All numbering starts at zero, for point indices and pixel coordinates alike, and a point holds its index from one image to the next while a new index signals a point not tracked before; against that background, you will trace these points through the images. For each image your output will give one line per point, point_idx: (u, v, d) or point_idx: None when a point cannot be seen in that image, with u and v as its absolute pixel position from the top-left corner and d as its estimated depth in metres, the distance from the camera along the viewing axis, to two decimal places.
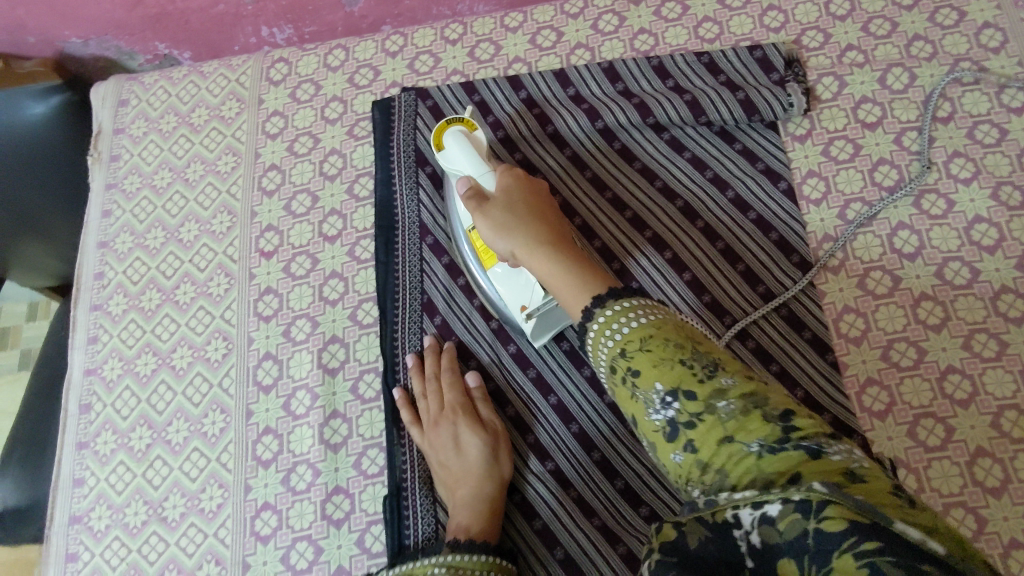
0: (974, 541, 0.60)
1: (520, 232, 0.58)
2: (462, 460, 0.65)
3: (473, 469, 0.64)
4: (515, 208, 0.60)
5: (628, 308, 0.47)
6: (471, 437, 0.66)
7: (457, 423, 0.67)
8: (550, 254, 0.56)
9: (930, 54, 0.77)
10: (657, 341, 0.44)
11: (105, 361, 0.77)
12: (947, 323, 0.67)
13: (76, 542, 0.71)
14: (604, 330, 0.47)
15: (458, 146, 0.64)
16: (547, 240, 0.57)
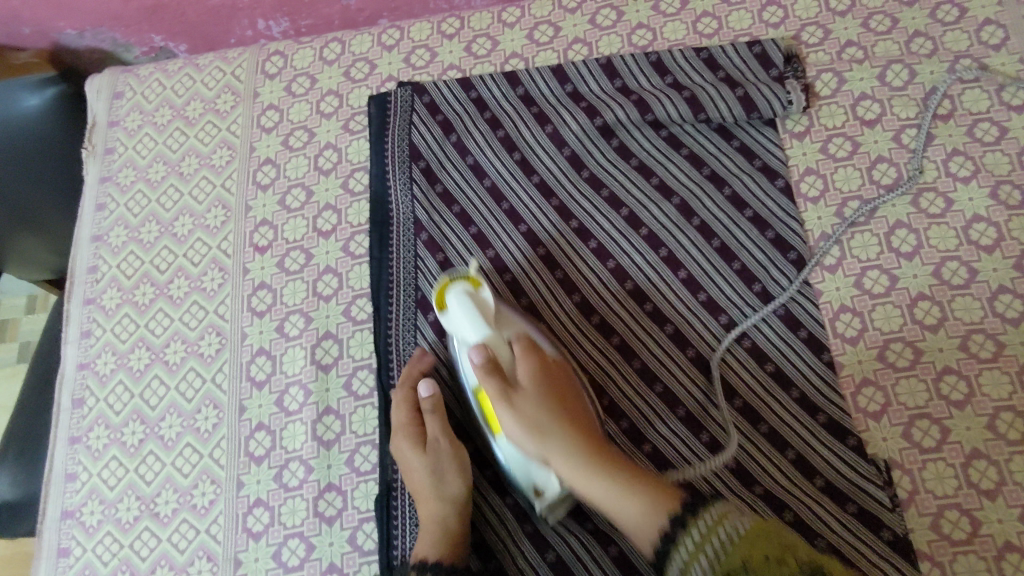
0: (968, 544, 0.60)
1: (553, 440, 0.57)
2: (414, 482, 0.64)
3: (422, 490, 0.63)
4: (545, 403, 0.59)
5: (709, 529, 0.50)
6: (417, 461, 0.64)
7: (404, 447, 0.65)
8: (601, 465, 0.56)
9: (930, 51, 0.76)
10: (757, 554, 0.47)
11: (98, 355, 0.77)
12: (943, 323, 0.66)
13: (68, 536, 0.71)
14: (694, 551, 0.50)
15: (464, 315, 0.61)
16: (591, 447, 0.57)
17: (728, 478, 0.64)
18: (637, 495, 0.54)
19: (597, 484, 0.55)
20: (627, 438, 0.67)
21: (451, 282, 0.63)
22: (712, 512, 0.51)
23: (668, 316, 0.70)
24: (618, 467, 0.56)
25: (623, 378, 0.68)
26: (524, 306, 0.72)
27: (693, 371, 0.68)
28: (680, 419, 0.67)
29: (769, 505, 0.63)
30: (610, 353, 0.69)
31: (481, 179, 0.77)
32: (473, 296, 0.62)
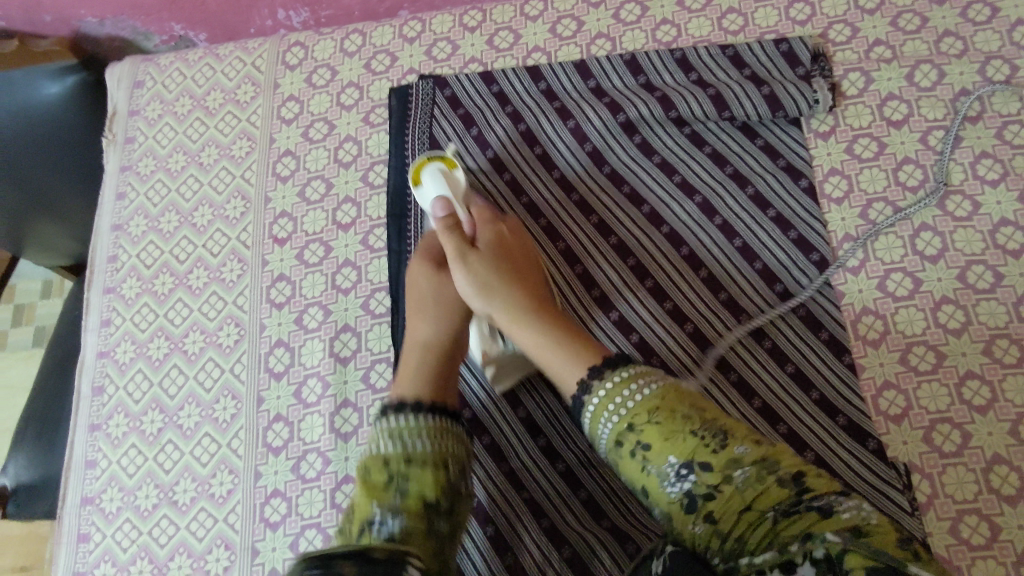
0: (987, 549, 0.60)
1: (500, 295, 0.60)
2: (417, 302, 0.64)
3: (420, 306, 0.64)
4: (498, 272, 0.61)
5: (625, 382, 0.50)
6: (426, 282, 0.65)
7: (418, 270, 0.66)
8: (540, 330, 0.58)
9: (960, 51, 0.75)
10: (665, 413, 0.47)
11: (118, 343, 0.78)
12: (967, 327, 0.66)
13: (88, 522, 0.71)
14: (608, 406, 0.49)
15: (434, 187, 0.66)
16: (532, 316, 0.59)
17: None
18: (570, 356, 0.55)
19: (532, 333, 0.58)
20: None
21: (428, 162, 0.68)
22: (633, 368, 0.51)
23: (688, 314, 0.69)
24: (559, 325, 0.58)
25: None
26: None
27: (712, 372, 0.67)
28: None
29: None
30: (628, 350, 0.69)
31: (487, 156, 0.77)
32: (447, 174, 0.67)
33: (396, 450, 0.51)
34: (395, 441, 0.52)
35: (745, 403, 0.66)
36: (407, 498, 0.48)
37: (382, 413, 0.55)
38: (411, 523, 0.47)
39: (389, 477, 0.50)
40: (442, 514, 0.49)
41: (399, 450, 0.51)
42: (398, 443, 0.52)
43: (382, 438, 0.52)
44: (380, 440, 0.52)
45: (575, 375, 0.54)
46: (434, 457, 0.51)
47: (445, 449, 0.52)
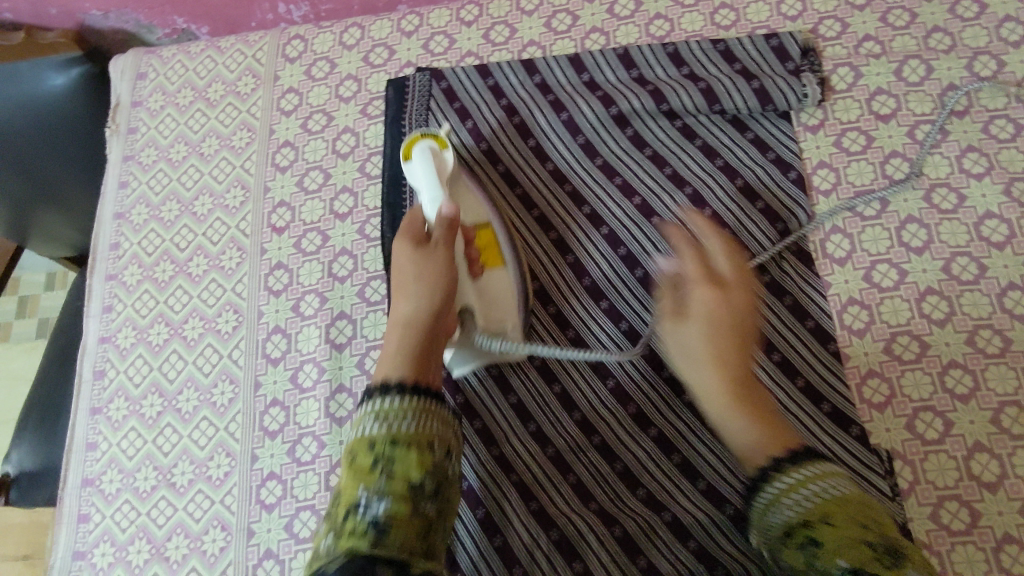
0: (966, 534, 0.61)
1: (712, 365, 0.60)
2: (401, 281, 0.63)
3: (406, 280, 0.63)
4: (714, 343, 0.60)
5: (810, 475, 0.53)
6: (409, 260, 0.64)
7: (402, 248, 0.65)
8: (742, 411, 0.58)
9: (949, 46, 0.76)
10: (839, 516, 0.50)
11: (119, 329, 0.79)
12: (951, 318, 0.67)
13: (88, 503, 0.73)
14: (790, 488, 0.52)
15: (423, 168, 0.71)
16: (744, 386, 0.60)
17: (729, 459, 0.65)
18: (754, 436, 0.57)
19: (728, 414, 0.59)
20: (632, 422, 0.68)
21: (419, 139, 0.73)
22: (813, 464, 0.53)
23: None
24: (756, 407, 0.59)
25: (631, 364, 0.69)
26: None
27: None
28: (686, 406, 0.67)
29: None
30: (618, 339, 0.70)
31: (514, 190, 0.76)
32: (436, 154, 0.72)
33: (383, 435, 0.52)
34: (383, 425, 0.52)
35: None
36: (395, 479, 0.50)
37: (368, 394, 0.56)
38: (399, 505, 0.48)
39: (378, 460, 0.51)
40: (429, 495, 0.51)
41: (388, 433, 0.52)
42: (386, 426, 0.52)
43: (370, 419, 0.53)
44: (369, 421, 0.53)
45: (762, 453, 0.56)
46: (421, 439, 0.52)
47: (432, 432, 0.53)
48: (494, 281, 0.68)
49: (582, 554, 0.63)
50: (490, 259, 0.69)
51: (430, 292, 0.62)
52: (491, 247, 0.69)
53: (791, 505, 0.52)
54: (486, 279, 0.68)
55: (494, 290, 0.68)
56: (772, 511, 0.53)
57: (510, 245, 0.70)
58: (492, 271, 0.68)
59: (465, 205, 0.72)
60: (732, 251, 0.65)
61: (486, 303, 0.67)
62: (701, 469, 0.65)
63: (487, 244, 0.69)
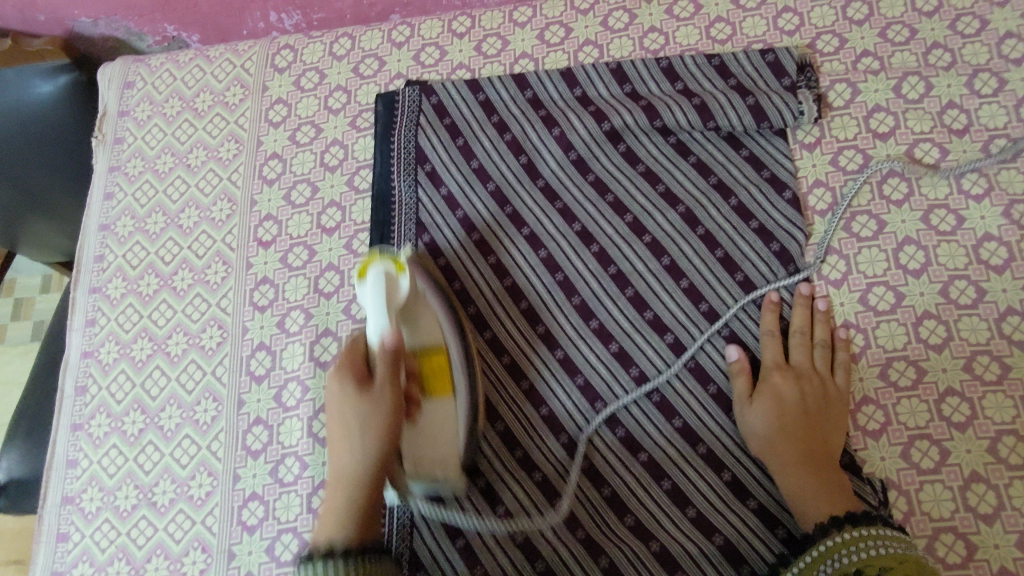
0: (962, 568, 0.60)
1: (777, 434, 0.62)
2: (342, 427, 0.58)
3: (348, 434, 0.57)
4: (780, 412, 0.63)
5: (870, 534, 0.55)
6: (352, 411, 0.57)
7: (342, 388, 0.58)
8: (805, 478, 0.60)
9: (949, 63, 0.74)
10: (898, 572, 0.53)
11: (102, 344, 0.78)
12: (949, 343, 0.65)
13: (67, 522, 0.72)
14: (846, 546, 0.56)
15: (374, 293, 0.60)
16: (809, 453, 0.61)
17: (719, 488, 0.63)
18: (809, 499, 0.59)
19: (788, 477, 0.60)
20: (621, 446, 0.66)
21: (376, 260, 0.62)
22: (872, 526, 0.56)
23: (668, 325, 0.69)
24: (824, 471, 0.60)
25: (621, 387, 0.68)
26: (488, 340, 0.71)
27: (692, 384, 0.67)
28: (677, 430, 0.66)
29: (761, 519, 0.62)
30: (607, 360, 0.69)
31: (538, 254, 0.73)
32: (393, 278, 0.61)
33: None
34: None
35: (725, 417, 0.66)
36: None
37: (307, 558, 0.53)
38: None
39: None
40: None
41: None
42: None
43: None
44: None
45: (813, 517, 0.58)
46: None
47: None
48: (439, 416, 0.63)
49: None
50: (438, 388, 0.63)
51: (373, 444, 0.56)
52: (441, 374, 0.63)
53: (847, 557, 0.55)
54: (429, 414, 0.63)
55: (436, 428, 0.63)
56: (820, 567, 0.56)
57: (464, 377, 0.64)
58: (438, 404, 0.63)
59: (419, 324, 0.64)
60: (814, 325, 0.67)
61: (427, 444, 0.63)
62: (691, 497, 0.64)
63: (437, 375, 0.63)
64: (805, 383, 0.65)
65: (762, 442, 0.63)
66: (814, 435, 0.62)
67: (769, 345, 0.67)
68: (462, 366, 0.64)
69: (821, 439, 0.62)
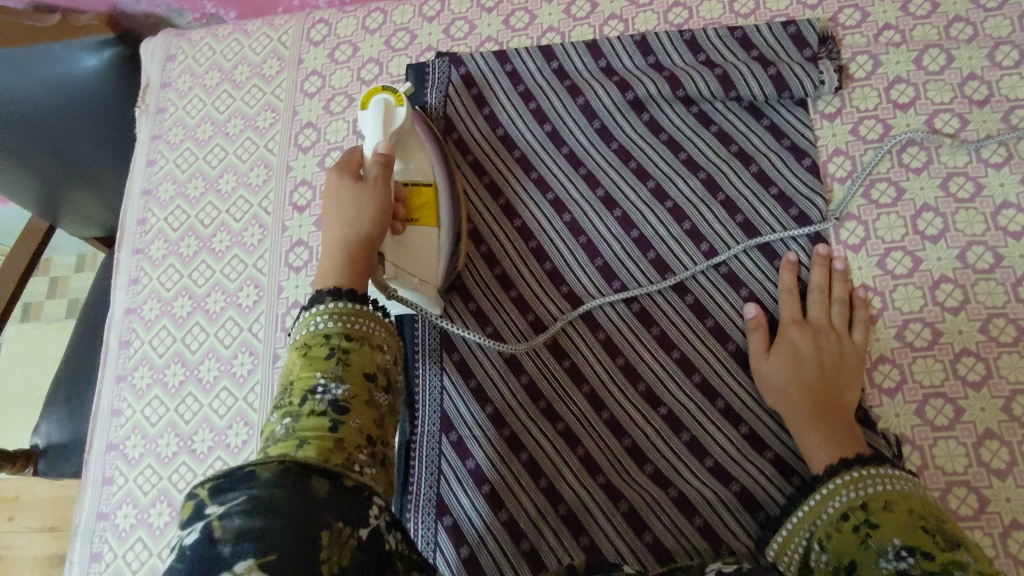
0: (974, 520, 0.61)
1: (790, 385, 0.64)
2: (335, 206, 0.63)
3: (343, 209, 0.62)
4: (795, 365, 0.65)
5: (881, 472, 0.56)
6: (346, 191, 0.63)
7: (338, 178, 0.65)
8: (818, 428, 0.62)
9: (970, 36, 0.75)
10: (902, 506, 0.53)
11: (144, 301, 0.82)
12: (965, 306, 0.67)
13: (112, 467, 0.75)
14: (855, 481, 0.57)
15: (373, 118, 0.71)
16: (823, 406, 0.63)
17: (740, 441, 0.66)
18: (825, 448, 0.61)
19: (802, 429, 0.62)
20: (642, 400, 0.68)
21: (378, 91, 0.72)
22: (881, 467, 0.57)
23: (688, 286, 0.71)
24: (836, 421, 0.62)
25: (642, 344, 0.70)
26: (513, 298, 0.73)
27: (711, 343, 0.69)
28: (695, 385, 0.68)
29: (778, 469, 0.64)
30: (629, 320, 0.71)
31: (562, 218, 0.76)
32: (390, 107, 0.71)
33: (337, 330, 0.51)
34: (337, 321, 0.52)
35: (744, 373, 0.68)
36: (348, 362, 0.50)
37: (315, 298, 0.54)
38: (353, 388, 0.49)
39: (334, 351, 0.50)
40: (381, 383, 0.51)
41: (341, 328, 0.51)
42: (341, 324, 0.52)
43: (320, 317, 0.52)
44: (321, 318, 0.52)
45: (827, 460, 0.60)
46: (369, 338, 0.52)
47: (378, 334, 0.53)
48: (422, 237, 0.69)
49: (588, 530, 0.65)
50: (424, 214, 0.70)
51: (365, 215, 0.62)
52: (429, 203, 0.70)
53: (854, 492, 0.56)
54: (415, 234, 0.69)
55: (419, 245, 0.69)
56: (831, 501, 0.57)
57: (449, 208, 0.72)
58: (423, 227, 0.69)
59: (412, 158, 0.72)
60: (830, 286, 0.69)
61: (408, 253, 0.68)
62: (709, 448, 0.66)
63: (425, 199, 0.70)
64: (821, 338, 0.66)
65: (779, 395, 0.65)
66: (829, 391, 0.64)
67: (786, 303, 0.69)
68: (446, 201, 0.72)
69: (835, 393, 0.64)
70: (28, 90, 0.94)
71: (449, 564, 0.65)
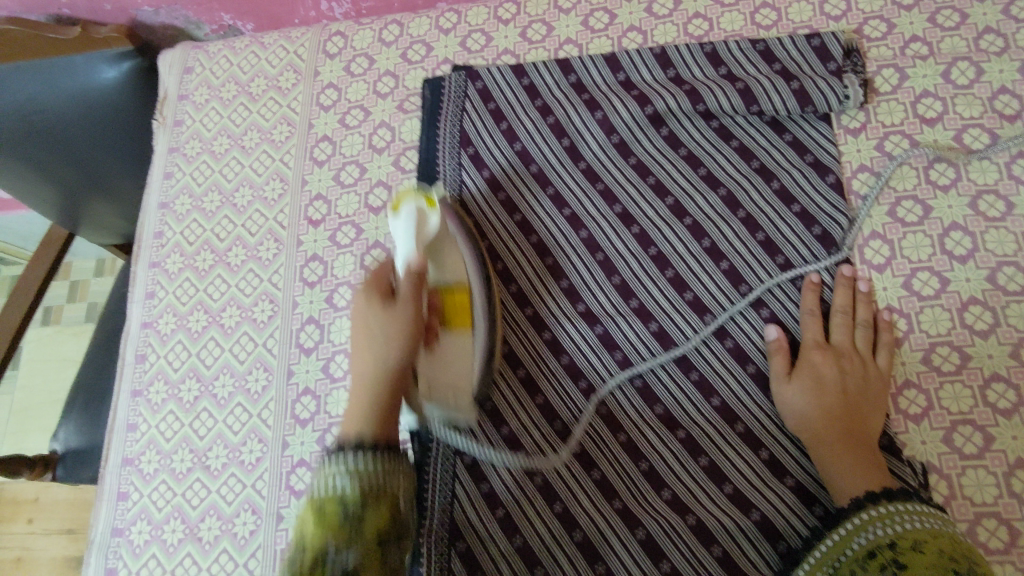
0: (1005, 553, 0.59)
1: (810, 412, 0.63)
2: (365, 336, 0.60)
3: (373, 342, 0.59)
4: (817, 390, 0.63)
5: (907, 508, 0.55)
6: (376, 320, 0.60)
7: (365, 301, 0.61)
8: (840, 457, 0.60)
9: (1001, 48, 0.73)
10: (931, 545, 0.52)
11: (160, 315, 0.82)
12: (995, 329, 0.65)
13: (127, 482, 0.76)
14: (882, 517, 0.55)
15: (405, 224, 0.66)
16: (845, 434, 0.61)
17: (760, 466, 0.64)
18: (847, 477, 0.59)
19: (824, 458, 0.61)
20: (659, 423, 0.67)
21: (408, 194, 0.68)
22: (908, 503, 0.56)
23: (708, 306, 0.70)
24: (860, 449, 0.60)
25: (660, 366, 0.69)
26: (529, 316, 0.73)
27: (731, 364, 0.68)
28: (714, 408, 0.67)
29: (800, 497, 0.63)
30: (646, 339, 0.70)
31: (579, 234, 0.75)
32: (422, 214, 0.67)
33: (353, 490, 0.49)
34: (353, 480, 0.49)
35: (765, 397, 0.66)
36: (363, 532, 0.47)
37: (334, 451, 0.52)
38: (365, 560, 0.46)
39: (349, 516, 0.47)
40: (394, 542, 0.50)
41: (359, 489, 0.49)
42: (357, 483, 0.49)
43: (339, 474, 0.50)
44: (338, 475, 0.50)
45: (848, 490, 0.58)
46: (386, 493, 0.50)
47: (394, 488, 0.51)
48: (459, 348, 0.65)
49: (603, 556, 0.64)
50: (460, 322, 0.66)
51: (394, 347, 0.59)
52: (463, 309, 0.66)
53: (882, 529, 0.55)
54: (450, 344, 0.65)
55: (453, 360, 0.65)
56: (856, 537, 0.56)
57: (484, 309, 0.68)
58: (455, 338, 0.66)
59: (446, 262, 0.69)
60: (855, 308, 0.67)
61: (443, 371, 0.65)
62: (728, 474, 0.64)
63: (460, 305, 0.66)
64: (845, 362, 0.65)
65: (801, 421, 0.63)
66: (854, 417, 0.62)
67: (809, 325, 0.67)
68: (482, 306, 0.68)
69: (857, 420, 0.62)
70: (49, 103, 0.95)
71: None
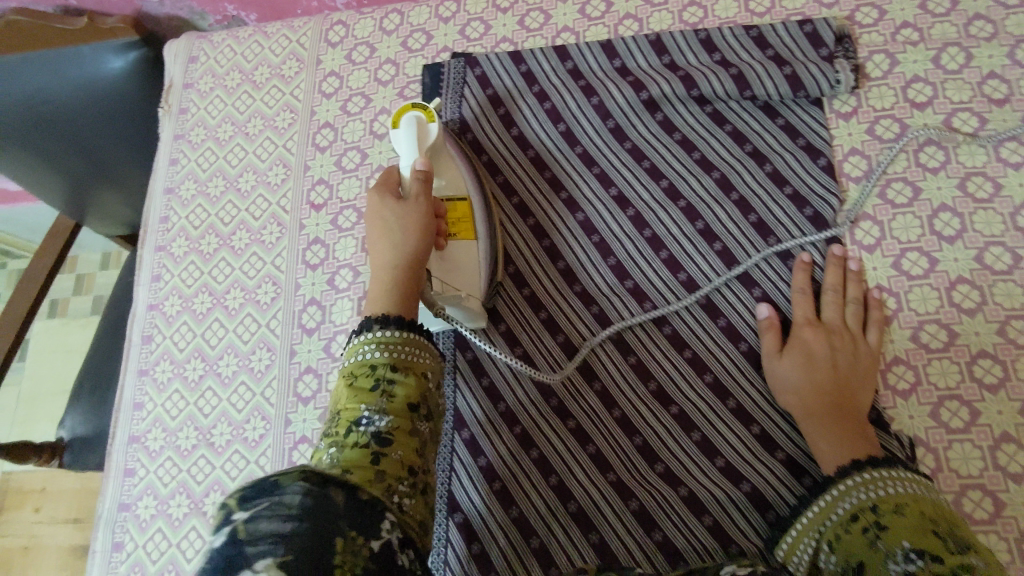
0: (990, 524, 0.61)
1: (800, 385, 0.64)
2: (380, 230, 0.64)
3: (387, 231, 0.63)
4: (807, 366, 0.64)
5: (891, 475, 0.56)
6: (389, 213, 0.64)
7: (380, 200, 0.65)
8: (829, 430, 0.61)
9: (990, 34, 0.74)
10: (914, 509, 0.53)
11: (166, 297, 0.84)
12: (982, 307, 0.66)
13: (134, 459, 0.77)
14: (867, 483, 0.56)
15: (406, 136, 0.69)
16: (834, 408, 0.62)
17: (751, 441, 0.66)
18: (836, 448, 0.60)
19: (813, 431, 0.62)
20: (653, 399, 0.69)
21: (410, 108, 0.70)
22: (892, 470, 0.57)
23: (701, 286, 0.71)
24: (848, 422, 0.62)
25: (654, 344, 0.70)
26: (526, 296, 0.74)
27: (723, 342, 0.69)
28: (707, 385, 0.68)
29: (789, 470, 0.64)
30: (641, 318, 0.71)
31: (575, 216, 0.76)
32: (422, 125, 0.69)
33: (383, 359, 0.53)
34: (383, 351, 0.53)
35: (756, 374, 0.68)
36: (393, 398, 0.51)
37: (363, 326, 0.55)
38: (396, 421, 0.50)
39: (379, 380, 0.52)
40: (424, 414, 0.53)
41: (388, 359, 0.53)
42: (387, 354, 0.53)
43: (369, 346, 0.54)
44: (369, 348, 0.54)
45: (836, 461, 0.60)
46: (414, 365, 0.54)
47: (424, 361, 0.54)
48: (467, 249, 0.69)
49: (597, 527, 0.65)
50: (465, 228, 0.70)
51: (407, 234, 0.63)
52: (468, 217, 0.70)
53: (866, 493, 0.56)
54: (458, 247, 0.69)
55: (463, 258, 0.69)
56: (841, 502, 0.57)
57: (486, 220, 0.71)
58: (463, 239, 0.69)
59: (447, 176, 0.71)
60: (845, 287, 0.69)
61: (453, 269, 0.69)
62: (720, 448, 0.66)
63: (465, 213, 0.70)
64: (836, 338, 0.66)
65: (791, 396, 0.64)
66: (843, 392, 0.63)
67: (800, 303, 0.68)
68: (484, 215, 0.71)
69: (847, 394, 0.63)
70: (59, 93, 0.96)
71: (460, 561, 0.66)
